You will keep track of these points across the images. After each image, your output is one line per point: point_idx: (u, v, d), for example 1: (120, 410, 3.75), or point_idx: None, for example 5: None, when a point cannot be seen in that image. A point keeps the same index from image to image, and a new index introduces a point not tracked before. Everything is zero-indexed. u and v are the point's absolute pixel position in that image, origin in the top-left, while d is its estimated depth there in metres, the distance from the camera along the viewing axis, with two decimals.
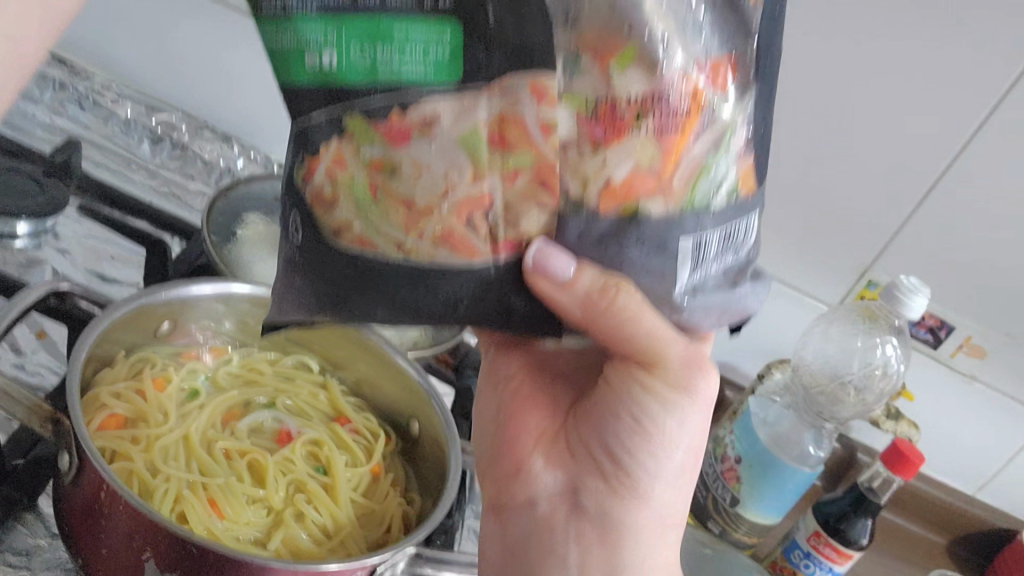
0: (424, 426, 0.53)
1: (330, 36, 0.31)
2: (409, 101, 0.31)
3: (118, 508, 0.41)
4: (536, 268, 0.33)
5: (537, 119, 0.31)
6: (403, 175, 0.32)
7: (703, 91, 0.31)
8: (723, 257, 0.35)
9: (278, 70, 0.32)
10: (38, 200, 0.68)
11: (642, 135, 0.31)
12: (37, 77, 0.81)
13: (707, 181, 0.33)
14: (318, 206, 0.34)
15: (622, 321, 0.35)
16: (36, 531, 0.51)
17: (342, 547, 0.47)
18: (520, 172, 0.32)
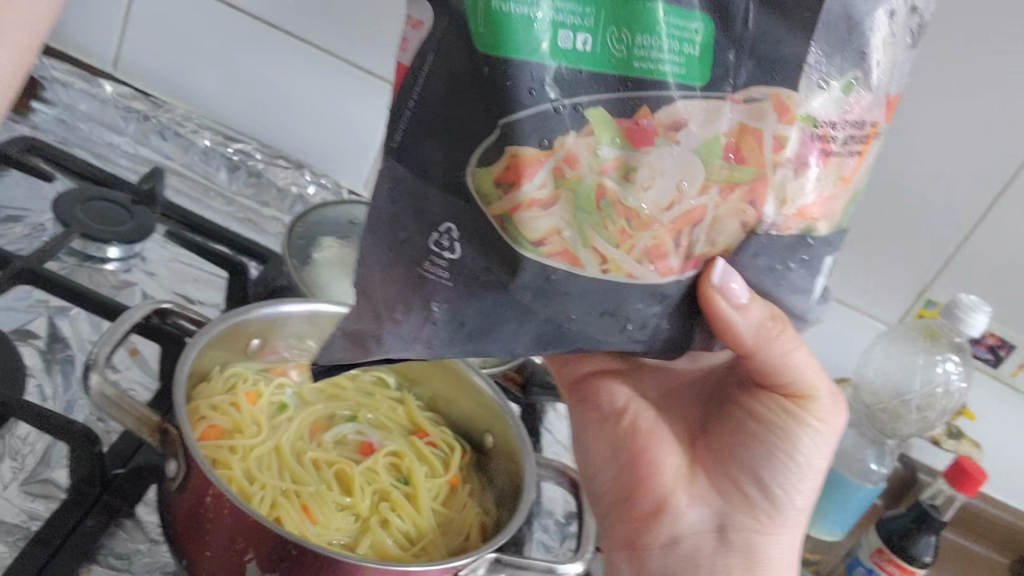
0: (498, 440, 0.56)
1: (588, 14, 0.31)
2: (663, 103, 0.32)
3: (222, 512, 0.44)
4: (720, 285, 0.38)
5: (773, 135, 0.34)
6: (633, 185, 0.34)
7: (878, 125, 0.37)
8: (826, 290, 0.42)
9: (509, 35, 0.30)
10: (128, 226, 0.72)
11: (837, 156, 0.36)
12: (122, 110, 0.85)
13: (852, 204, 0.39)
14: (523, 208, 0.33)
15: (782, 349, 0.43)
16: (135, 536, 0.54)
17: (425, 554, 0.50)
18: (736, 187, 0.35)
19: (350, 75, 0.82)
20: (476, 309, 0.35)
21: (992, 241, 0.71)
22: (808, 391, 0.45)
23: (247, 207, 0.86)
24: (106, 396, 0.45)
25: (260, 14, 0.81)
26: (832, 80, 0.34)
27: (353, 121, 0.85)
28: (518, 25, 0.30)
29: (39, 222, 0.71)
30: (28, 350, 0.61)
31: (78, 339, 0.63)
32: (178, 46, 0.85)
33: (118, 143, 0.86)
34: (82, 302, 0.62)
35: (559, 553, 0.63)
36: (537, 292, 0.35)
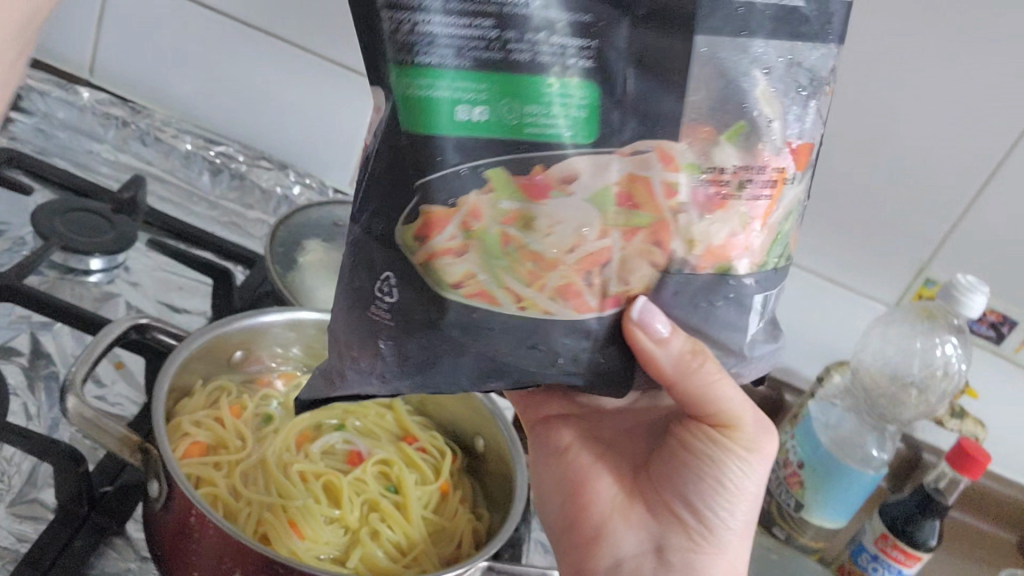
0: (489, 443, 0.55)
1: (483, 90, 0.32)
2: (558, 159, 0.33)
3: (207, 532, 0.43)
4: (639, 320, 0.37)
5: (661, 181, 0.35)
6: (536, 232, 0.35)
7: (786, 170, 0.36)
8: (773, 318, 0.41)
9: (421, 115, 0.32)
10: (109, 236, 0.71)
11: (741, 202, 0.36)
12: (101, 117, 0.84)
13: (778, 243, 0.38)
14: (439, 255, 0.35)
15: (706, 384, 0.40)
16: (125, 555, 0.53)
17: (417, 564, 0.49)
18: (637, 230, 0.36)
19: (330, 74, 0.81)
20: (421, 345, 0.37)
21: (990, 219, 0.70)
22: (733, 420, 0.43)
23: (231, 211, 0.85)
24: (85, 419, 0.44)
25: (237, 15, 0.80)
26: (718, 131, 0.34)
27: (334, 119, 0.83)
28: (415, 111, 0.32)
29: (19, 236, 0.70)
30: (11, 368, 0.60)
31: (62, 355, 0.62)
32: (156, 50, 0.84)
33: (97, 150, 0.84)
34: (63, 317, 0.61)
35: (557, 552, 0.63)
36: (465, 328, 0.36)
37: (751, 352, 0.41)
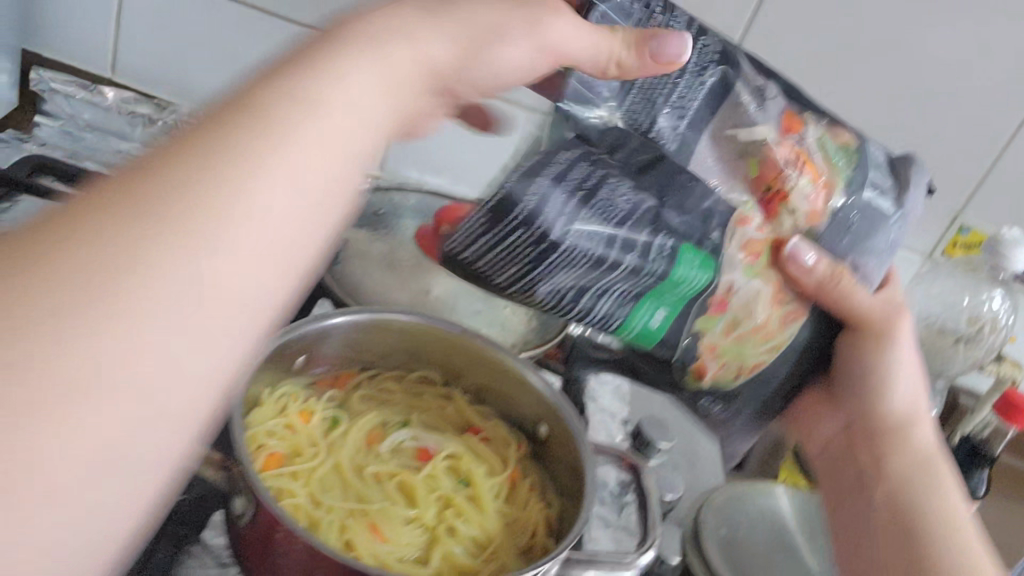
0: (554, 431, 0.55)
1: (657, 302, 0.49)
2: (717, 285, 0.48)
3: (295, 546, 0.44)
4: (790, 257, 0.48)
5: (761, 225, 0.49)
6: (744, 320, 0.49)
7: (794, 133, 0.49)
8: (888, 182, 0.50)
9: (644, 336, 0.50)
10: None
11: (794, 176, 0.48)
12: (127, 115, 0.83)
13: (840, 160, 0.49)
14: (711, 374, 0.51)
15: (843, 292, 0.50)
16: (204, 563, 0.54)
17: (495, 558, 0.51)
18: (769, 262, 0.49)
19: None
20: (752, 419, 0.55)
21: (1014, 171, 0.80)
22: (880, 320, 0.53)
23: None
24: None
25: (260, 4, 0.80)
26: (738, 155, 0.49)
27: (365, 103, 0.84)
28: (618, 331, 0.50)
29: None
30: None
31: None
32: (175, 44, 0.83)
33: (124, 148, 0.82)
34: None
35: (618, 527, 0.64)
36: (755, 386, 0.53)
37: (876, 234, 0.50)
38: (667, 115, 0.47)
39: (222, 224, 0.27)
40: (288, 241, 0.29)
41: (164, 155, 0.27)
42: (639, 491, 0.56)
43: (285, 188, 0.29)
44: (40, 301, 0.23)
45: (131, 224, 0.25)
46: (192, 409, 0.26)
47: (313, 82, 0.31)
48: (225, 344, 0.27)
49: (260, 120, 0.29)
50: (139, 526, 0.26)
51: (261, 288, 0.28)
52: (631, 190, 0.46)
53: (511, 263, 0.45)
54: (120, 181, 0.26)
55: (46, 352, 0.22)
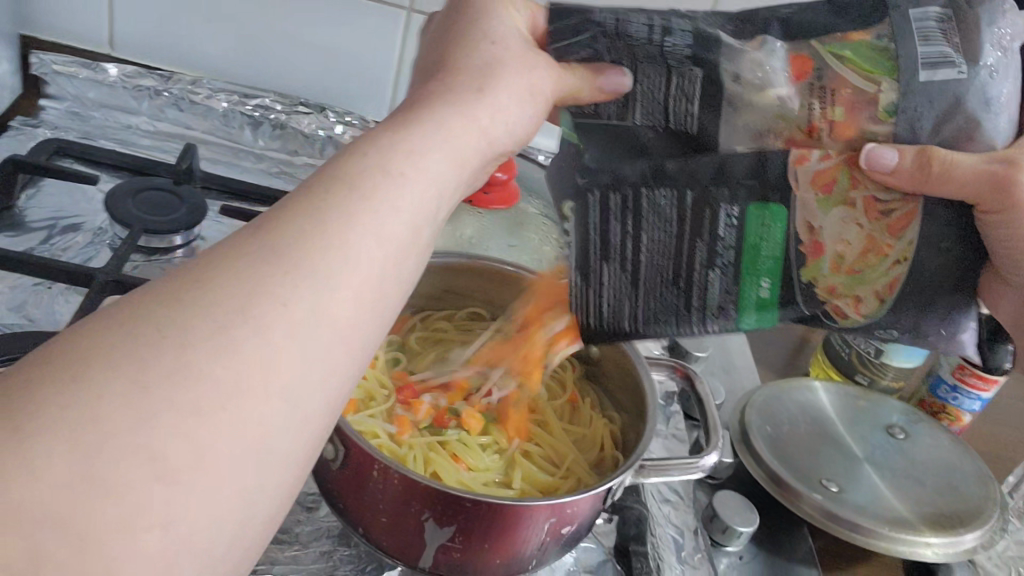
0: (604, 351, 0.58)
1: (756, 272, 0.44)
2: (812, 227, 0.43)
3: (391, 480, 0.47)
4: (869, 166, 0.40)
5: (821, 162, 0.41)
6: (849, 250, 0.43)
7: (807, 69, 0.41)
8: (949, 41, 0.38)
9: (759, 304, 0.45)
10: (183, 210, 0.71)
11: (825, 117, 0.41)
12: (132, 89, 0.83)
13: (875, 58, 0.39)
14: (859, 308, 0.44)
15: (951, 172, 0.39)
16: (291, 509, 0.55)
17: (572, 474, 0.56)
18: (856, 192, 0.42)
19: (363, 12, 0.83)
20: (950, 327, 0.43)
21: None
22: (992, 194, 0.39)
23: (278, 159, 0.85)
24: None
25: None
26: (767, 113, 0.41)
27: (372, 55, 0.86)
28: (742, 318, 0.46)
29: (96, 226, 0.72)
30: None
31: None
32: (173, 12, 0.83)
33: (134, 123, 0.83)
34: None
35: (670, 435, 0.67)
36: (942, 306, 0.43)
37: (971, 99, 0.38)
38: (675, 107, 0.42)
39: (287, 287, 0.28)
40: (353, 307, 0.30)
41: (238, 237, 0.29)
42: (695, 398, 0.58)
43: (345, 265, 0.30)
44: (130, 353, 0.25)
45: (205, 293, 0.27)
46: (274, 443, 0.27)
47: (361, 162, 0.32)
48: (303, 387, 0.28)
49: (318, 199, 0.30)
50: (244, 525, 0.27)
51: (355, 323, 0.30)
52: (670, 189, 0.43)
53: (619, 306, 0.47)
54: (208, 258, 0.28)
55: (145, 378, 0.25)
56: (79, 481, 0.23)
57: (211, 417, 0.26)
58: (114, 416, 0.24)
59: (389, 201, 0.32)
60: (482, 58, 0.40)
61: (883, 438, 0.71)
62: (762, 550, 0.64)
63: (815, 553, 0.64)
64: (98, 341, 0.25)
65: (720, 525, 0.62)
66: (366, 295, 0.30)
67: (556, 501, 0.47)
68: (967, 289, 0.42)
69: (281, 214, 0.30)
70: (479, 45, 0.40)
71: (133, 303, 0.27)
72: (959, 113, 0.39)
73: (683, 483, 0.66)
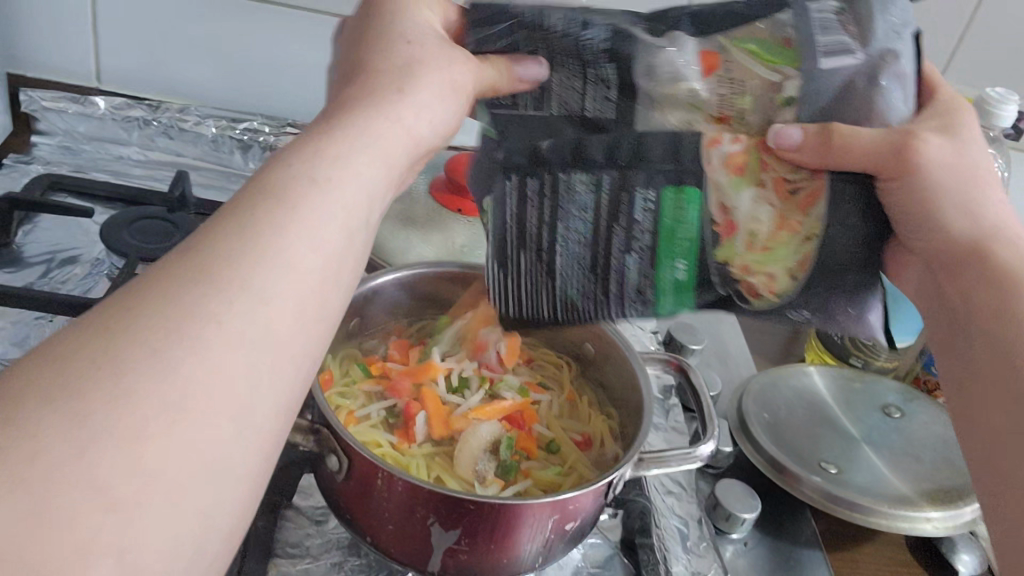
0: (597, 347, 0.60)
1: (678, 259, 0.47)
2: (725, 210, 0.45)
3: (395, 488, 0.48)
4: (777, 145, 0.43)
5: (729, 142, 0.44)
6: (764, 226, 0.45)
7: (713, 62, 0.44)
8: (845, 31, 0.41)
9: (680, 289, 0.48)
10: (178, 236, 0.73)
11: (733, 104, 0.44)
12: (121, 120, 0.84)
13: (775, 51, 0.42)
14: (771, 284, 0.46)
15: (851, 145, 0.42)
16: (301, 522, 0.56)
17: (574, 471, 0.58)
18: (765, 171, 0.44)
19: None
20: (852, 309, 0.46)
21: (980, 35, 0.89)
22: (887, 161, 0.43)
23: None
24: None
25: None
26: (684, 104, 0.44)
27: None
28: (662, 304, 0.48)
29: (93, 257, 0.73)
30: None
31: None
32: (157, 43, 0.84)
33: (126, 153, 0.84)
34: None
35: (668, 427, 0.68)
36: (855, 286, 0.46)
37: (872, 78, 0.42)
38: (586, 99, 0.45)
39: (218, 303, 0.28)
40: (288, 319, 0.30)
41: (168, 259, 0.30)
42: (690, 390, 0.59)
43: (282, 276, 0.30)
44: (68, 384, 0.25)
45: (140, 318, 0.27)
46: (225, 463, 0.28)
47: (290, 171, 0.33)
48: (246, 402, 0.28)
49: (249, 213, 0.31)
50: (202, 547, 0.27)
51: (292, 331, 0.30)
52: (586, 175, 0.45)
53: (539, 298, 0.49)
54: (143, 286, 0.28)
55: (80, 408, 0.25)
56: (31, 520, 0.23)
57: (153, 440, 0.25)
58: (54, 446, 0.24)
59: (318, 206, 0.32)
60: (403, 57, 0.41)
61: (880, 418, 0.72)
62: (766, 534, 0.65)
63: (819, 535, 0.65)
64: (30, 377, 0.25)
65: (723, 513, 0.63)
66: (303, 303, 0.31)
67: (558, 498, 0.48)
68: (872, 269, 0.46)
69: (209, 230, 0.30)
70: (410, 59, 0.41)
71: (60, 343, 0.26)
72: (854, 93, 0.42)
73: (685, 474, 0.67)
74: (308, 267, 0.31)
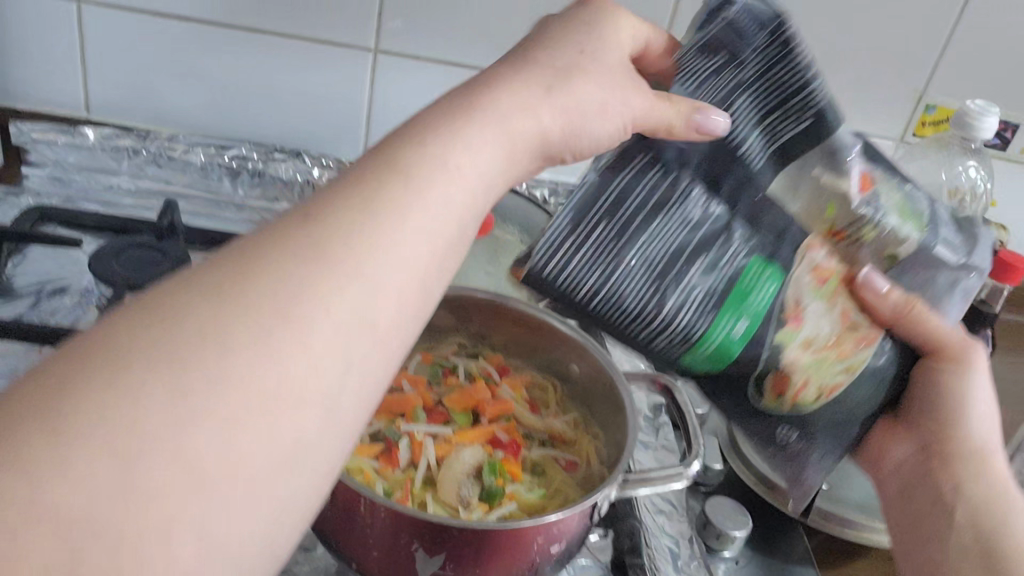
0: (582, 368, 0.61)
1: (742, 320, 0.46)
2: (796, 302, 0.46)
3: (379, 514, 0.48)
4: (865, 280, 0.48)
5: (822, 264, 0.47)
6: (819, 340, 0.47)
7: (867, 181, 0.48)
8: (959, 243, 0.49)
9: (723, 353, 0.47)
10: (167, 264, 0.73)
11: (850, 225, 0.48)
12: (111, 150, 0.85)
13: (910, 216, 0.48)
14: (794, 397, 0.48)
15: (925, 317, 0.48)
16: (289, 549, 0.56)
17: (560, 493, 0.58)
18: (837, 293, 0.48)
19: (332, 58, 0.85)
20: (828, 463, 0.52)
21: None
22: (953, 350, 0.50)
23: (260, 208, 0.88)
24: None
25: (222, 21, 0.82)
26: (808, 207, 0.49)
27: (343, 99, 0.88)
28: (692, 354, 0.47)
29: (82, 287, 0.73)
30: None
31: None
32: (142, 72, 0.85)
33: (116, 182, 0.85)
34: None
35: (657, 448, 0.68)
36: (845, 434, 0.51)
37: (952, 291, 0.50)
38: (751, 143, 0.48)
39: (331, 283, 0.31)
40: (395, 305, 0.33)
41: (278, 227, 0.32)
42: (675, 408, 0.59)
43: (387, 272, 0.32)
44: (162, 357, 0.27)
45: (243, 293, 0.29)
46: (306, 451, 0.29)
47: (419, 156, 0.36)
48: (335, 393, 0.30)
49: (368, 193, 0.34)
50: (273, 532, 0.29)
51: (388, 329, 0.33)
52: (699, 206, 0.46)
53: (583, 279, 0.44)
54: (254, 260, 0.30)
55: (179, 385, 0.27)
56: (122, 494, 0.25)
57: (247, 426, 0.28)
58: (155, 401, 0.26)
59: (415, 206, 0.34)
60: (565, 61, 0.42)
61: None
62: (757, 552, 0.64)
63: (811, 552, 0.65)
64: (124, 344, 0.27)
65: (714, 531, 0.63)
66: (401, 306, 0.33)
67: (544, 520, 0.48)
68: (869, 423, 0.52)
69: (328, 205, 0.33)
70: (575, 65, 0.43)
71: (164, 299, 0.29)
72: (929, 288, 0.50)
73: (676, 493, 0.67)
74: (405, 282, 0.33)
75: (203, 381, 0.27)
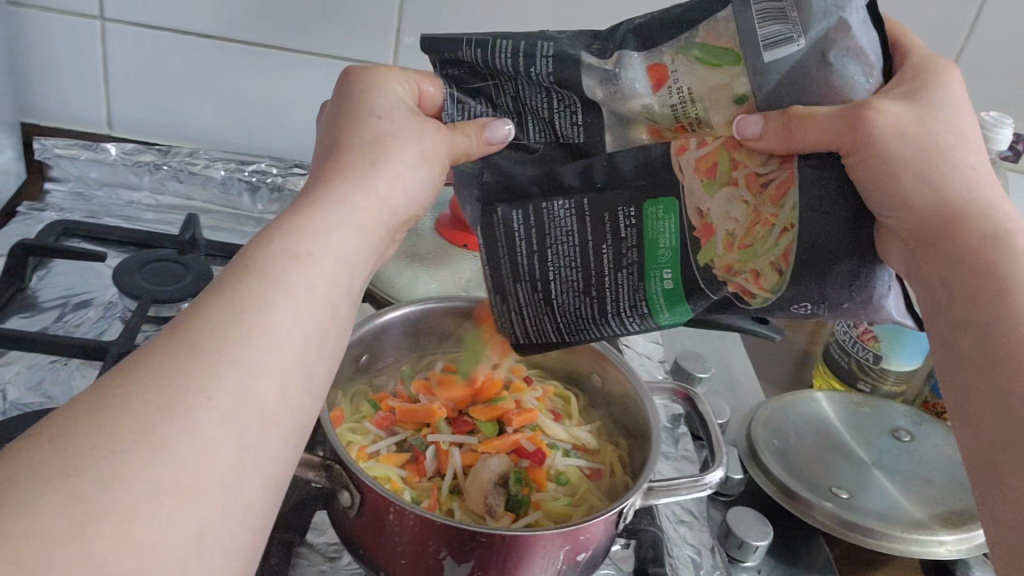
0: (604, 376, 0.62)
1: (668, 267, 0.47)
2: (692, 216, 0.46)
3: (407, 522, 0.48)
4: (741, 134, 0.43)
5: (696, 158, 0.45)
6: (737, 225, 0.45)
7: (661, 71, 0.45)
8: (786, 18, 0.41)
9: (674, 300, 0.48)
10: (190, 278, 0.74)
11: (684, 95, 0.44)
12: (132, 166, 0.86)
13: (717, 55, 0.43)
14: (758, 286, 0.46)
15: (809, 129, 0.42)
16: (315, 560, 0.56)
17: (585, 501, 0.59)
18: (733, 150, 0.44)
19: None
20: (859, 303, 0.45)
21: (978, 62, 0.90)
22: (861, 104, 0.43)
23: None
24: None
25: (241, 37, 0.84)
26: (639, 107, 0.46)
27: None
28: (657, 314, 0.49)
29: (106, 301, 0.74)
30: None
31: None
32: (162, 89, 0.86)
33: (137, 198, 0.86)
34: None
35: (678, 458, 0.68)
36: (853, 280, 0.45)
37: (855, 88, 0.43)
38: (561, 124, 0.47)
39: (210, 380, 0.30)
40: (277, 393, 0.32)
41: (152, 343, 0.31)
42: (698, 419, 0.60)
43: (264, 349, 0.32)
44: (61, 467, 0.26)
45: (131, 397, 0.28)
46: (215, 534, 0.28)
47: (266, 248, 0.35)
48: (235, 474, 0.29)
49: (228, 290, 0.33)
50: None
51: (280, 400, 0.32)
52: (569, 198, 0.48)
53: (541, 325, 0.52)
54: (133, 369, 0.30)
55: (77, 486, 0.26)
56: None
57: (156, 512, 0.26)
58: (52, 514, 0.25)
59: (297, 279, 0.34)
60: (371, 133, 0.43)
61: (890, 442, 0.72)
62: (779, 562, 0.65)
63: (833, 562, 0.65)
64: (26, 461, 0.26)
65: (735, 541, 0.63)
66: (286, 379, 0.32)
67: (571, 529, 0.48)
68: (868, 259, 0.44)
69: (191, 313, 0.32)
70: (381, 135, 0.43)
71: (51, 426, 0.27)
72: (812, 72, 0.42)
73: (697, 503, 0.67)
74: (292, 342, 0.33)
75: (97, 484, 0.26)
